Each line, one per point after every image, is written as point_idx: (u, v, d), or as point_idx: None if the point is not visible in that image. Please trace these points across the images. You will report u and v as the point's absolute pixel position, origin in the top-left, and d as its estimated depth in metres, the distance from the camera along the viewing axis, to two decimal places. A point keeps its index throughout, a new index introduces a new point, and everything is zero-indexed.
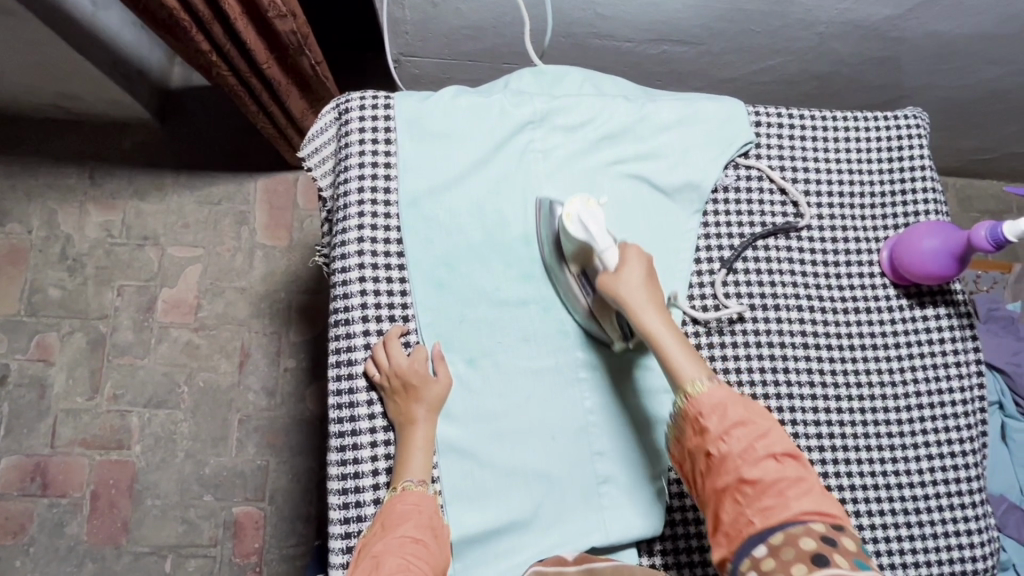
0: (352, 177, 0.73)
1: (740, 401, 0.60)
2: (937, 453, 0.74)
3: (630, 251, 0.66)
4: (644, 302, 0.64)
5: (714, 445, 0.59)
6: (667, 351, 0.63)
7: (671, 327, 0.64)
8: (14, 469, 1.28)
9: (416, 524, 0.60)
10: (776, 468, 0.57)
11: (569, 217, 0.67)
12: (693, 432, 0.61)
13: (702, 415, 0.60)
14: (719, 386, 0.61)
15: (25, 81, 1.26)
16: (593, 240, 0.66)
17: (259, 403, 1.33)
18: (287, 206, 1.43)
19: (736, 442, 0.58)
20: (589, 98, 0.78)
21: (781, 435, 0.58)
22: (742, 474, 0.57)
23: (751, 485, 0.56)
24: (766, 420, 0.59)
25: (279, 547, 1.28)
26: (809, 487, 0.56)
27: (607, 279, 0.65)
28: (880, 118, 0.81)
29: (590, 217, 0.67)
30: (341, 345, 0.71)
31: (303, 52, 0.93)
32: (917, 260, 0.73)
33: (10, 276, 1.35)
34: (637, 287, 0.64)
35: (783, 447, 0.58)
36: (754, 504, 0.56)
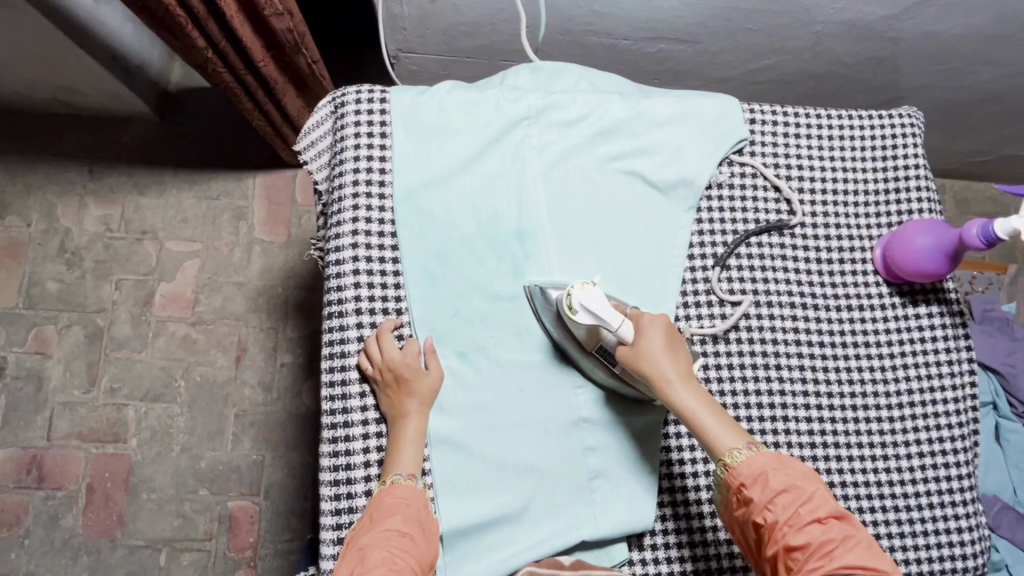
0: (347, 170, 0.73)
1: (779, 464, 0.60)
2: (928, 451, 0.74)
3: (644, 322, 0.66)
4: (670, 375, 0.64)
5: (760, 513, 0.58)
6: (700, 421, 0.63)
7: (700, 392, 0.65)
8: (11, 461, 1.29)
9: (403, 517, 0.61)
10: (823, 532, 0.56)
11: (572, 308, 0.66)
12: (737, 502, 0.61)
13: (745, 485, 0.60)
14: (758, 453, 0.61)
15: (26, 74, 1.27)
16: (602, 321, 0.65)
17: (255, 398, 1.33)
18: (285, 201, 1.43)
19: (782, 509, 0.58)
20: (584, 94, 0.78)
21: (826, 496, 0.58)
22: (790, 541, 0.56)
23: (801, 552, 0.56)
24: (808, 482, 0.59)
25: (274, 541, 1.28)
26: (857, 547, 0.55)
27: (629, 360, 0.65)
28: (875, 117, 0.81)
29: (591, 300, 0.65)
30: (334, 337, 0.71)
31: (299, 51, 0.94)
32: (909, 257, 0.73)
33: (8, 269, 1.36)
34: (659, 363, 0.64)
35: (828, 509, 0.57)
36: (805, 571, 0.55)
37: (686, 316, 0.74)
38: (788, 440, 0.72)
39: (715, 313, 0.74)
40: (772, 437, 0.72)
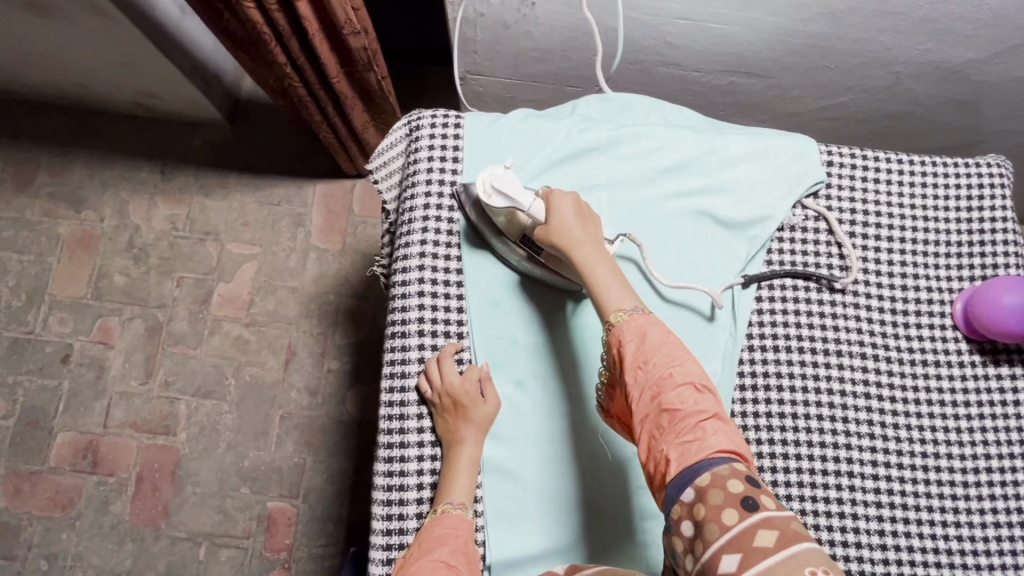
0: (418, 193, 0.75)
1: (661, 329, 0.61)
2: (1006, 521, 0.70)
3: (553, 198, 0.68)
4: (578, 235, 0.66)
5: (632, 374, 0.59)
6: (597, 282, 0.64)
7: (607, 258, 0.66)
8: (69, 445, 1.34)
9: (451, 549, 0.60)
10: (694, 398, 0.57)
11: (486, 192, 0.68)
12: (616, 364, 0.62)
13: (623, 341, 0.61)
14: (643, 314, 0.62)
15: (112, 79, 1.34)
16: (514, 201, 0.68)
17: (300, 401, 1.36)
18: (342, 211, 1.46)
19: (654, 370, 0.59)
20: (656, 129, 0.78)
21: (696, 366, 0.59)
22: (662, 403, 0.57)
23: (671, 416, 0.56)
24: (682, 349, 0.60)
25: (309, 545, 1.30)
26: (723, 421, 0.57)
27: (542, 235, 0.67)
28: (961, 164, 0.78)
29: (502, 182, 0.68)
30: (395, 357, 0.72)
31: (371, 68, 0.95)
32: (994, 316, 0.70)
33: (81, 260, 1.43)
34: (567, 230, 0.66)
35: (700, 378, 0.59)
36: (672, 438, 0.56)
37: (751, 359, 0.72)
38: (853, 496, 0.69)
39: (781, 357, 0.72)
40: (835, 492, 0.69)
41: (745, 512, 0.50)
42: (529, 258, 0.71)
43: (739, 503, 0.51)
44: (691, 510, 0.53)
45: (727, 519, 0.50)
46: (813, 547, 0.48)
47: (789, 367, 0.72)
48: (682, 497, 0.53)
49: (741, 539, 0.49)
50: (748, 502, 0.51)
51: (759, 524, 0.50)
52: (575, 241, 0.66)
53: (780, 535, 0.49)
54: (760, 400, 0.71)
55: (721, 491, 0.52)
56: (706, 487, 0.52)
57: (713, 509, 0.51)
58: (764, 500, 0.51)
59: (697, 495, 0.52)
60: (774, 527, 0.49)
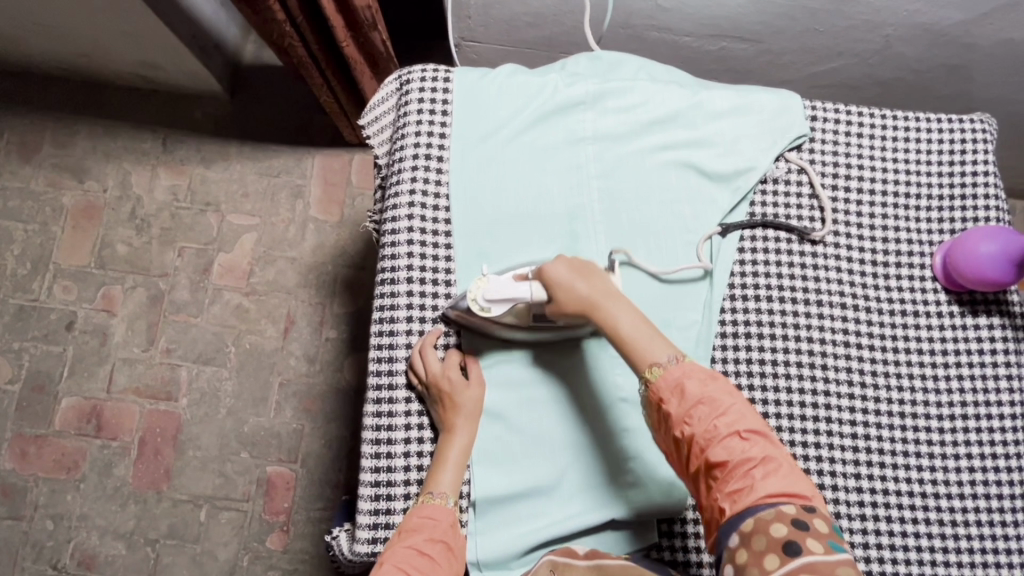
0: (408, 144, 0.77)
1: (701, 377, 0.60)
2: (980, 466, 0.71)
3: (549, 273, 0.67)
4: (594, 297, 0.65)
5: (679, 428, 0.59)
6: (625, 338, 0.64)
7: (628, 308, 0.65)
8: (74, 409, 1.37)
9: (426, 537, 0.62)
10: (742, 447, 0.57)
11: (482, 307, 0.69)
12: (659, 417, 0.62)
13: (664, 400, 0.60)
14: (678, 365, 0.61)
15: (114, 49, 1.36)
16: (514, 298, 0.68)
17: (299, 368, 1.38)
18: (340, 183, 1.48)
19: (700, 423, 0.58)
20: (643, 83, 0.79)
21: (744, 412, 0.59)
22: (710, 457, 0.57)
23: (718, 468, 0.57)
24: (726, 396, 0.59)
25: (307, 509, 1.32)
26: (774, 465, 0.57)
27: (554, 311, 0.67)
28: (944, 120, 0.80)
29: (494, 291, 0.68)
30: (385, 303, 0.74)
31: (376, 28, 0.97)
32: (973, 265, 0.71)
33: (84, 230, 1.45)
34: (583, 294, 0.66)
35: (747, 424, 0.58)
36: (722, 488, 0.57)
37: (732, 308, 0.74)
38: (830, 441, 0.71)
39: (761, 304, 0.74)
40: (813, 437, 0.71)
41: (788, 560, 0.52)
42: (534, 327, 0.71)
43: (782, 549, 0.52)
44: (734, 553, 0.54)
45: (769, 565, 0.52)
46: None
47: (769, 315, 0.74)
48: (728, 543, 0.55)
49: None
50: (792, 547, 0.52)
51: (803, 568, 0.51)
52: (592, 304, 0.65)
53: None
54: (742, 346, 0.73)
55: (764, 536, 0.53)
56: (751, 533, 0.54)
57: (757, 554, 0.53)
58: (811, 543, 0.52)
59: (742, 541, 0.54)
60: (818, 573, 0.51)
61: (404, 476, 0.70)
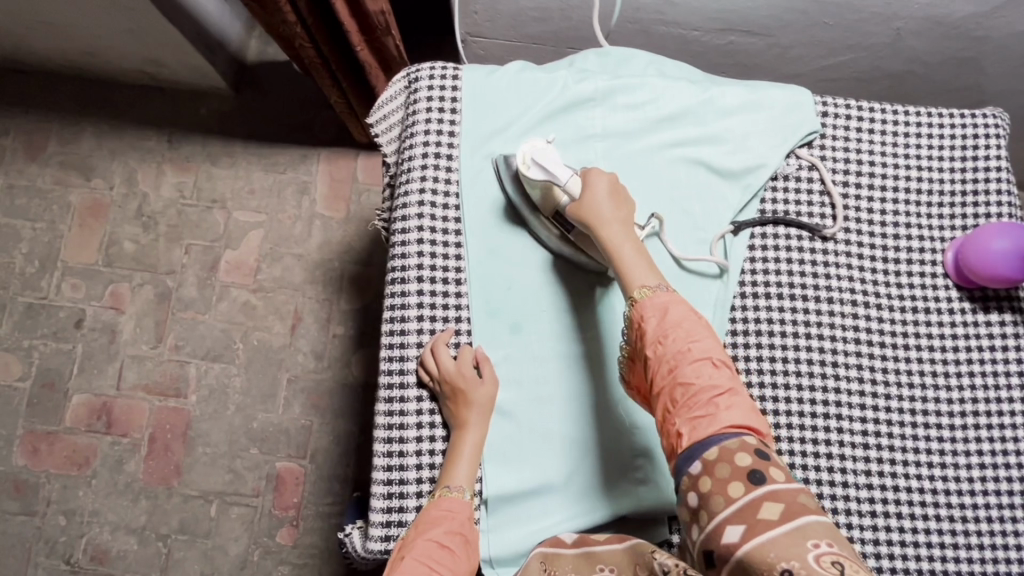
0: (417, 143, 0.77)
1: (683, 307, 0.63)
2: (991, 464, 0.71)
3: (590, 176, 0.69)
4: (608, 216, 0.68)
5: (651, 349, 0.61)
6: (622, 259, 0.66)
7: (634, 240, 0.67)
8: (83, 406, 1.38)
9: (446, 530, 0.63)
10: (711, 374, 0.58)
11: (525, 163, 0.71)
12: (636, 338, 0.63)
13: (644, 318, 0.63)
14: (667, 292, 0.64)
15: (119, 47, 1.35)
16: (551, 176, 0.70)
17: (307, 365, 1.39)
18: (346, 179, 1.48)
19: (672, 346, 0.60)
20: (652, 80, 0.79)
21: (716, 343, 0.60)
22: (678, 378, 0.59)
23: (687, 388, 0.58)
24: (701, 327, 0.61)
25: (317, 504, 1.33)
26: (737, 396, 0.58)
27: (574, 211, 0.69)
28: (957, 114, 0.79)
29: (542, 157, 0.70)
30: (395, 303, 0.74)
31: (389, 33, 0.97)
32: (984, 261, 0.71)
33: (91, 228, 1.45)
34: (600, 207, 0.68)
35: (717, 355, 0.60)
36: (684, 412, 0.58)
37: (743, 306, 0.74)
38: (841, 438, 0.71)
39: (772, 303, 0.74)
40: (824, 434, 0.71)
41: (752, 487, 0.52)
42: (560, 235, 0.73)
43: (745, 477, 0.53)
44: (698, 482, 0.55)
45: (733, 492, 0.52)
46: (817, 519, 0.49)
47: (780, 312, 0.74)
48: (690, 470, 0.55)
49: (746, 512, 0.51)
50: (754, 476, 0.53)
51: (764, 496, 0.51)
52: (603, 221, 0.67)
53: (784, 508, 0.50)
54: (752, 343, 0.73)
55: (728, 464, 0.54)
56: (713, 461, 0.54)
57: (720, 482, 0.53)
58: (771, 473, 0.53)
59: (705, 465, 0.55)
60: (779, 500, 0.51)
61: (416, 474, 0.70)
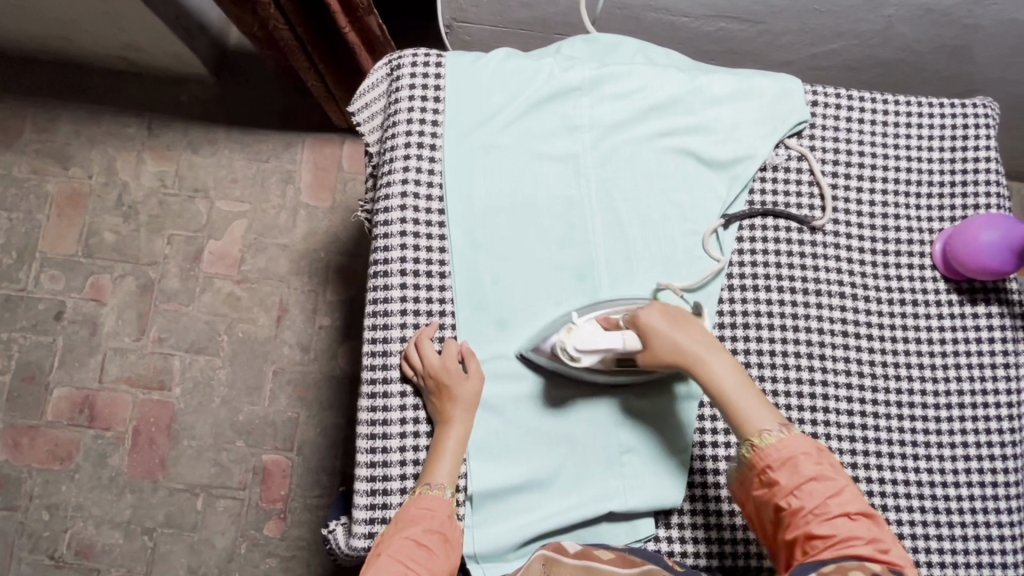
0: (400, 133, 0.75)
1: (815, 458, 0.60)
2: (975, 455, 0.72)
3: (645, 322, 0.65)
4: (700, 353, 0.64)
5: (785, 499, 0.59)
6: (732, 401, 0.63)
7: (730, 368, 0.64)
8: (65, 400, 1.36)
9: (425, 528, 0.62)
10: (848, 526, 0.57)
11: (572, 356, 0.66)
12: (760, 484, 0.61)
13: (772, 469, 0.60)
14: (790, 434, 0.61)
15: (94, 31, 1.31)
16: (603, 348, 0.65)
17: (293, 357, 1.37)
18: (331, 167, 1.45)
19: (810, 498, 0.58)
20: (640, 68, 0.77)
21: (856, 494, 0.59)
22: (815, 530, 0.57)
23: (822, 540, 0.57)
24: (839, 476, 0.59)
25: (304, 496, 1.32)
26: (878, 544, 0.56)
27: (648, 361, 0.65)
28: (947, 104, 0.78)
29: (584, 343, 0.65)
30: (377, 297, 0.73)
31: (370, 14, 0.95)
32: (973, 252, 0.71)
33: (70, 218, 1.42)
34: (678, 348, 0.64)
35: (856, 506, 0.58)
36: (820, 558, 0.57)
37: (730, 299, 0.73)
38: (828, 432, 0.71)
39: (760, 295, 0.73)
40: (810, 428, 0.71)
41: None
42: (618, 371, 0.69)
43: None
44: None
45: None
46: None
47: (768, 305, 0.73)
48: None
49: None
50: None
51: None
52: (694, 360, 0.64)
53: None
54: (739, 336, 0.72)
55: None
56: None
57: None
58: None
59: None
60: None
61: (400, 471, 0.70)
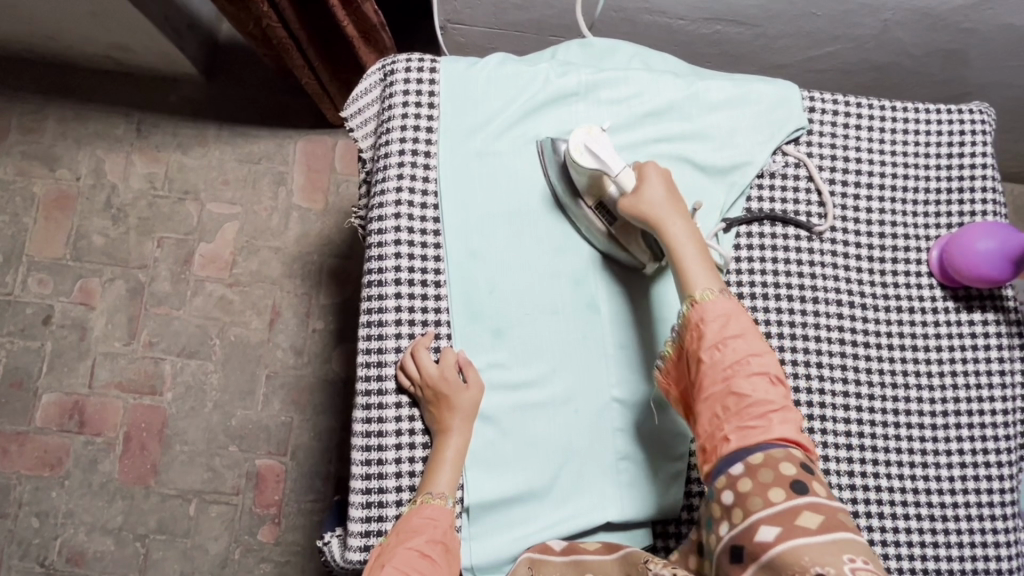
0: (394, 139, 0.74)
1: (742, 319, 0.62)
2: (971, 462, 0.72)
3: (646, 169, 0.68)
4: (671, 214, 0.66)
5: (708, 354, 0.60)
6: (683, 258, 0.64)
7: (695, 238, 0.66)
8: (54, 406, 1.34)
9: (427, 538, 0.61)
10: (766, 388, 0.59)
11: (576, 148, 0.67)
12: (690, 339, 0.62)
13: (703, 323, 0.61)
14: (728, 299, 0.62)
15: (82, 31, 1.29)
16: (604, 164, 0.67)
17: (287, 360, 1.36)
18: (324, 169, 1.44)
19: (730, 356, 0.60)
20: (637, 73, 0.76)
21: (774, 358, 0.61)
22: (733, 388, 0.59)
23: (739, 401, 0.58)
24: (762, 341, 0.61)
25: (298, 501, 1.31)
26: (790, 412, 0.59)
27: (628, 203, 0.67)
28: (944, 111, 0.78)
29: (595, 144, 0.67)
30: (372, 307, 0.72)
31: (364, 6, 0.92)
32: (971, 261, 0.70)
33: (58, 221, 1.40)
34: (658, 203, 0.66)
35: (775, 371, 0.60)
36: (734, 420, 0.59)
37: None
38: (825, 439, 0.70)
39: (757, 302, 0.73)
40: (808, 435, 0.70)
41: (792, 494, 0.54)
42: (605, 231, 0.71)
43: (787, 484, 0.55)
44: (736, 482, 0.57)
45: (774, 496, 0.54)
46: (853, 535, 0.52)
47: (766, 313, 0.73)
48: (731, 471, 0.57)
49: (784, 515, 0.53)
50: (797, 485, 0.55)
51: (805, 506, 0.53)
52: (664, 216, 0.66)
53: (824, 519, 0.53)
54: None
55: (772, 471, 0.56)
56: (757, 465, 0.56)
57: (761, 485, 0.55)
58: (815, 486, 0.55)
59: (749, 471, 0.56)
60: (818, 510, 0.53)
61: (395, 483, 0.69)
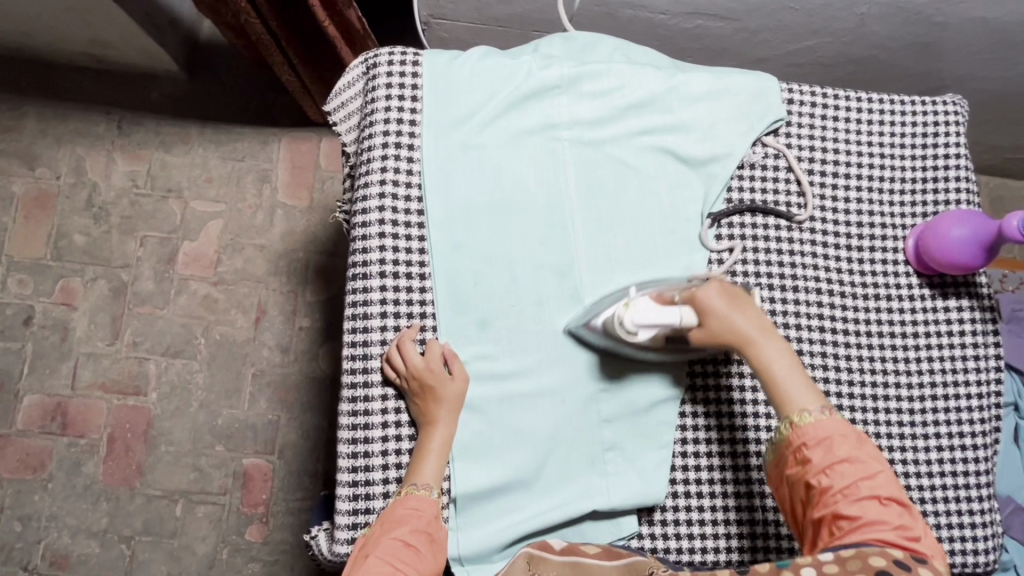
0: (377, 132, 0.74)
1: (852, 441, 0.60)
2: (948, 445, 0.73)
3: (700, 298, 0.65)
4: (756, 333, 0.64)
5: (815, 476, 0.59)
6: (779, 379, 0.63)
7: (785, 351, 0.64)
8: (36, 408, 1.32)
9: (412, 528, 0.62)
10: (877, 509, 0.57)
11: (628, 331, 0.66)
12: (794, 461, 0.61)
13: (807, 445, 0.60)
14: (832, 419, 0.60)
15: (60, 26, 1.27)
16: (662, 323, 0.65)
17: (272, 358, 1.35)
18: (308, 166, 1.43)
19: (840, 478, 0.58)
20: (618, 66, 0.77)
21: (890, 480, 0.58)
22: (841, 509, 0.57)
23: (847, 520, 0.57)
24: (874, 461, 0.59)
25: (286, 500, 1.31)
26: (907, 532, 0.56)
27: (701, 338, 0.65)
28: (919, 102, 0.80)
29: (642, 315, 0.65)
30: (357, 299, 0.72)
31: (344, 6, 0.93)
32: (946, 248, 0.72)
33: (38, 220, 1.38)
34: (736, 327, 0.64)
35: (889, 492, 0.58)
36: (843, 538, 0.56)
37: None
38: None
39: None
40: None
41: None
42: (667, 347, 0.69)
43: None
44: None
45: None
46: None
47: None
48: None
49: None
50: None
51: None
52: (747, 339, 0.64)
53: None
54: None
55: (863, 563, 0.53)
56: (847, 557, 0.53)
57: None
58: None
59: (836, 558, 0.53)
60: None
61: (382, 475, 0.69)
